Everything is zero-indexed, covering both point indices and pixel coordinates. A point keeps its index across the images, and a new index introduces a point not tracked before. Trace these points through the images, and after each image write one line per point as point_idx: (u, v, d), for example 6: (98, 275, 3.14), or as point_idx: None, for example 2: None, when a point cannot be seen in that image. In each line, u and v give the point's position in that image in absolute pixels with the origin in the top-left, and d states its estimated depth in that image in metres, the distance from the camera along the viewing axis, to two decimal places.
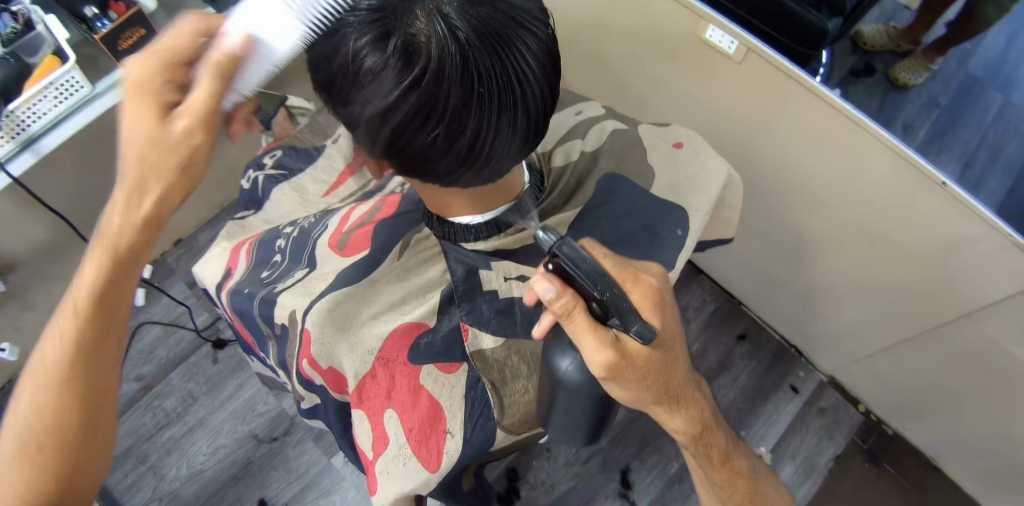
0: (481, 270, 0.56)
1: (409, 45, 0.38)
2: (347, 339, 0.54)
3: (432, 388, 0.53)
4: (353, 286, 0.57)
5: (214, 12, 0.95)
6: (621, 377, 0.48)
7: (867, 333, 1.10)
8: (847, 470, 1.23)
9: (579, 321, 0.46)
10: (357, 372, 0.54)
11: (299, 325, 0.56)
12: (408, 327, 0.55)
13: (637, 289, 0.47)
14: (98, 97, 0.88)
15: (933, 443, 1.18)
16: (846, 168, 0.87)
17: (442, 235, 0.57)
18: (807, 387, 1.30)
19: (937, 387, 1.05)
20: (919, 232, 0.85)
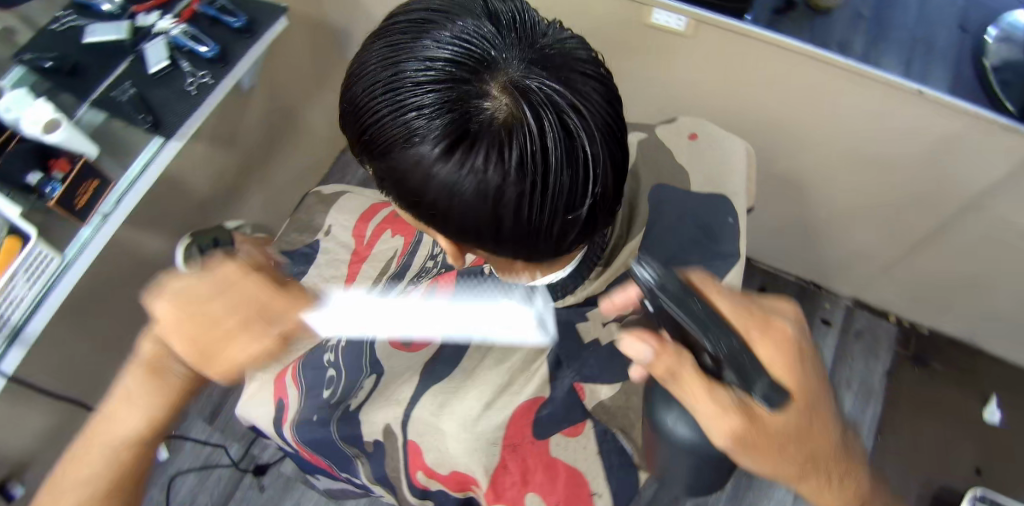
0: (578, 322, 0.52)
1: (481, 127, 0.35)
2: (466, 438, 0.49)
3: (567, 457, 0.52)
4: (449, 382, 0.53)
5: (161, 139, 0.87)
6: (743, 448, 0.43)
7: (880, 249, 1.14)
8: (901, 381, 1.26)
9: (691, 383, 0.43)
10: (487, 468, 0.50)
11: (400, 436, 0.53)
12: (528, 404, 0.51)
13: (764, 341, 0.46)
14: (69, 265, 0.81)
15: (967, 329, 1.23)
16: (822, 104, 0.90)
17: (527, 299, 0.53)
18: (837, 316, 1.33)
19: (959, 277, 1.09)
20: (908, 142, 0.88)
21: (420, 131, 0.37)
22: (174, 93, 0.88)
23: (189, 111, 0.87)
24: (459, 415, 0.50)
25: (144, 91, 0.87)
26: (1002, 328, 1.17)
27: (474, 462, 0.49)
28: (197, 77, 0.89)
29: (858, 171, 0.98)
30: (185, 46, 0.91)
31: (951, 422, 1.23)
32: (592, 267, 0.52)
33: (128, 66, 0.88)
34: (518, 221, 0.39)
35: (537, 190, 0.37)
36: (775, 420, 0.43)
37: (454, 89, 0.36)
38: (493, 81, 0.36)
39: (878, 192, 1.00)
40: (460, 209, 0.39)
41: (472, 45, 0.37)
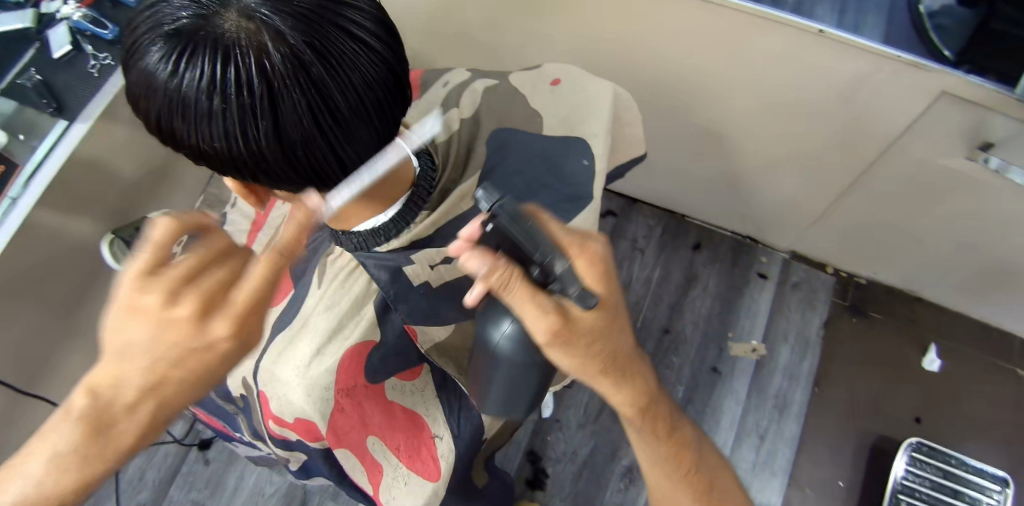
0: (405, 267, 0.53)
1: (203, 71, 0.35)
2: (302, 385, 0.52)
3: (403, 400, 0.55)
4: (292, 332, 0.55)
5: (66, 122, 0.93)
6: (561, 346, 0.45)
7: (807, 198, 1.15)
8: (837, 331, 1.29)
9: (519, 291, 0.44)
10: (324, 412, 0.53)
11: (254, 388, 0.56)
12: (357, 347, 0.53)
13: (582, 257, 0.47)
14: None
15: (900, 276, 1.25)
16: (725, 51, 0.89)
17: (355, 248, 0.54)
18: (774, 269, 1.34)
19: (888, 223, 1.10)
20: (816, 85, 0.88)
21: (159, 79, 0.36)
22: (77, 73, 0.95)
23: (92, 95, 0.94)
24: (293, 362, 0.53)
25: (47, 76, 0.93)
26: (933, 273, 1.18)
27: (310, 406, 0.52)
28: (99, 60, 0.96)
29: (772, 118, 0.99)
30: (86, 31, 0.97)
31: (890, 370, 1.25)
32: (418, 210, 0.53)
33: (32, 53, 0.94)
34: (251, 151, 0.38)
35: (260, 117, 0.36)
36: (586, 321, 0.45)
37: (183, 34, 0.34)
38: (223, 15, 0.34)
39: (795, 136, 1.00)
40: (191, 131, 0.38)
41: None
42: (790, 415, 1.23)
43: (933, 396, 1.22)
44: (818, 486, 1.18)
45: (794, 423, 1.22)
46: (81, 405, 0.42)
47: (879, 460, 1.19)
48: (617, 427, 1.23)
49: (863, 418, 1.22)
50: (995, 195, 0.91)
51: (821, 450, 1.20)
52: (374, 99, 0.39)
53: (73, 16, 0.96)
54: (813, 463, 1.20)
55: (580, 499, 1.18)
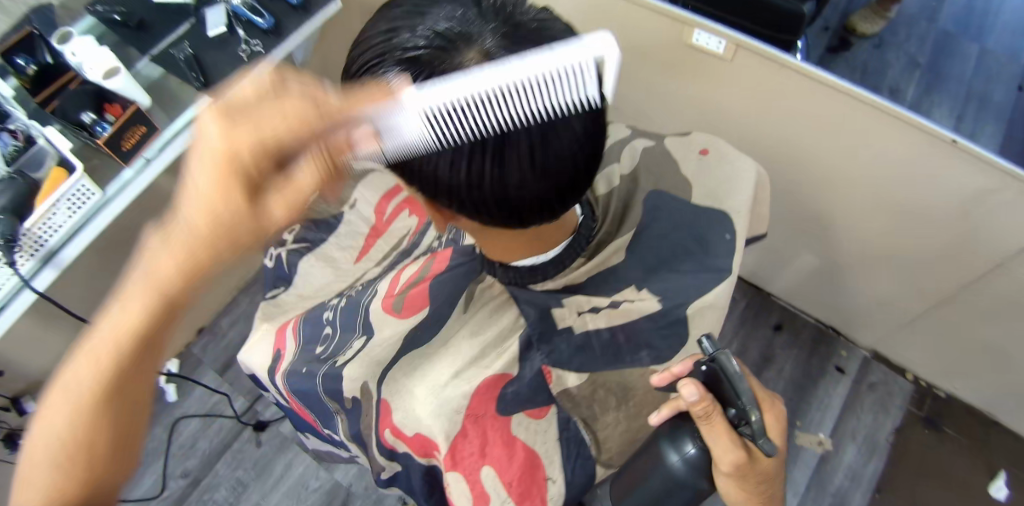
0: (553, 308, 0.58)
1: None
2: (434, 403, 0.53)
3: (525, 436, 0.55)
4: (430, 350, 0.58)
5: (209, 98, 0.97)
6: (737, 483, 0.49)
7: (899, 300, 1.11)
8: (908, 441, 1.22)
9: (717, 425, 0.48)
10: (448, 433, 0.53)
11: (376, 395, 0.57)
12: (492, 379, 0.55)
13: (770, 412, 0.54)
14: (109, 201, 0.89)
15: (987, 398, 1.18)
16: (849, 139, 0.88)
17: (508, 282, 0.59)
18: (852, 366, 1.29)
19: (984, 342, 1.05)
20: (934, 192, 0.87)
21: None
22: (227, 53, 0.97)
23: (235, 74, 0.95)
24: (431, 380, 0.55)
25: (199, 51, 0.97)
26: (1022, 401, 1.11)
27: (437, 424, 0.53)
28: (250, 45, 0.97)
29: (882, 215, 0.97)
30: (243, 16, 1.00)
31: (962, 496, 1.17)
32: (575, 256, 0.57)
33: (189, 28, 0.99)
34: (462, 175, 0.41)
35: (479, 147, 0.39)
36: (764, 466, 0.49)
37: (427, 59, 0.37)
38: (467, 48, 0.37)
39: (901, 236, 0.98)
40: (408, 148, 0.41)
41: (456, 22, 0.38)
42: None
43: None
44: None
45: None
46: (175, 218, 0.40)
47: None
48: None
49: None
50: None
51: None
52: (577, 139, 0.41)
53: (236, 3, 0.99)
54: None
55: None
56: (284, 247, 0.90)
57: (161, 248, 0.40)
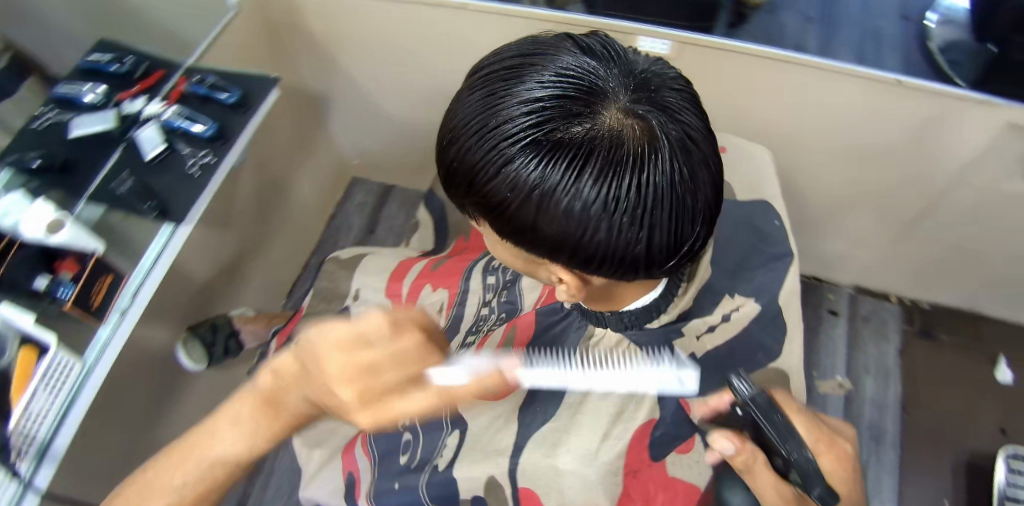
0: (675, 339, 0.57)
1: (590, 147, 0.37)
2: (592, 469, 0.56)
3: (684, 475, 0.58)
4: (564, 420, 0.60)
5: (171, 226, 0.88)
6: None
7: (869, 233, 1.21)
8: (913, 358, 1.31)
9: (757, 472, 0.50)
10: (610, 496, 0.56)
11: (507, 484, 0.61)
12: (642, 428, 0.57)
13: (829, 455, 0.52)
14: (90, 370, 0.79)
15: (965, 297, 1.30)
16: (800, 103, 0.96)
17: (624, 328, 0.57)
18: (842, 305, 1.38)
19: (953, 248, 1.16)
20: (885, 129, 0.95)
21: (534, 164, 0.39)
22: (177, 172, 0.91)
23: (197, 192, 0.89)
24: (575, 448, 0.57)
25: (142, 178, 0.89)
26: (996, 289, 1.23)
27: (595, 493, 0.56)
28: (199, 157, 0.92)
29: (842, 163, 1.05)
30: (179, 129, 0.93)
31: (975, 391, 1.27)
32: (679, 284, 0.57)
33: (122, 156, 0.90)
34: (619, 226, 0.40)
35: (627, 195, 0.39)
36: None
37: (565, 117, 0.38)
38: (600, 101, 0.39)
39: (862, 176, 1.07)
40: (555, 212, 0.40)
41: (578, 78, 0.39)
42: (886, 443, 1.23)
43: (1015, 409, 1.25)
44: None
45: (892, 452, 1.22)
46: (265, 378, 0.52)
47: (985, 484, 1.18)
48: None
49: (956, 438, 1.23)
50: None
51: (925, 480, 1.19)
52: (709, 186, 0.43)
53: (170, 119, 0.93)
54: (921, 492, 1.19)
55: None
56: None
57: (257, 402, 0.52)
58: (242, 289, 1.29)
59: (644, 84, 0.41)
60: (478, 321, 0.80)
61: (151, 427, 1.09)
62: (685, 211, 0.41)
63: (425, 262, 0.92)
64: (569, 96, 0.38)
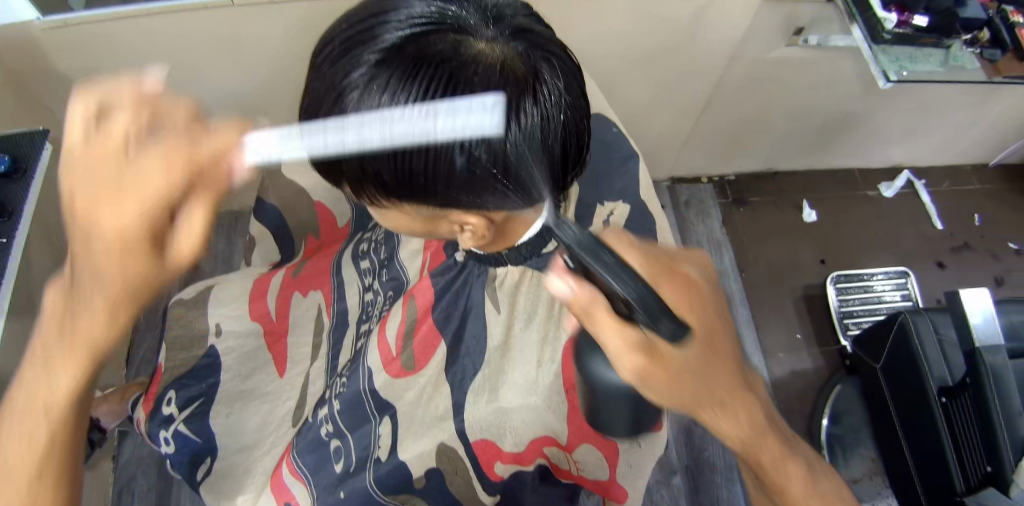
0: None
1: (481, 88, 0.37)
2: (535, 399, 0.59)
3: None
4: (495, 362, 0.62)
5: None
6: (653, 384, 0.47)
7: (675, 127, 1.37)
8: (734, 223, 1.54)
9: (602, 321, 0.45)
10: (560, 415, 0.60)
11: (460, 445, 0.62)
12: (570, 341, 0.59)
13: (671, 287, 0.48)
14: None
15: (758, 161, 1.54)
16: (590, 23, 1.03)
17: (520, 261, 0.60)
18: (665, 198, 1.56)
19: (740, 120, 1.36)
20: (666, 30, 1.07)
21: None
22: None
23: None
24: (514, 384, 0.60)
25: None
26: (780, 146, 1.48)
27: (545, 418, 0.59)
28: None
29: (639, 69, 1.17)
30: None
31: (786, 233, 1.54)
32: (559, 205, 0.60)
33: None
34: (525, 159, 0.41)
35: (524, 128, 0.40)
36: (674, 349, 0.46)
37: (447, 63, 0.37)
38: (473, 38, 0.38)
39: (658, 76, 1.19)
40: (462, 164, 0.40)
41: (442, 20, 0.38)
42: (737, 303, 1.44)
43: (825, 240, 1.53)
44: (784, 346, 1.41)
45: (744, 308, 1.43)
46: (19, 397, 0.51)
47: (812, 304, 1.46)
48: None
49: (790, 280, 1.49)
50: (812, 67, 1.20)
51: (770, 318, 1.44)
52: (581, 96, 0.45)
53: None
54: (769, 329, 1.43)
55: None
56: (176, 422, 0.76)
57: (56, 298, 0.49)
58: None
59: (503, 13, 0.41)
60: (368, 306, 0.76)
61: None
62: (571, 128, 0.44)
63: (286, 270, 0.86)
64: (433, 38, 0.37)
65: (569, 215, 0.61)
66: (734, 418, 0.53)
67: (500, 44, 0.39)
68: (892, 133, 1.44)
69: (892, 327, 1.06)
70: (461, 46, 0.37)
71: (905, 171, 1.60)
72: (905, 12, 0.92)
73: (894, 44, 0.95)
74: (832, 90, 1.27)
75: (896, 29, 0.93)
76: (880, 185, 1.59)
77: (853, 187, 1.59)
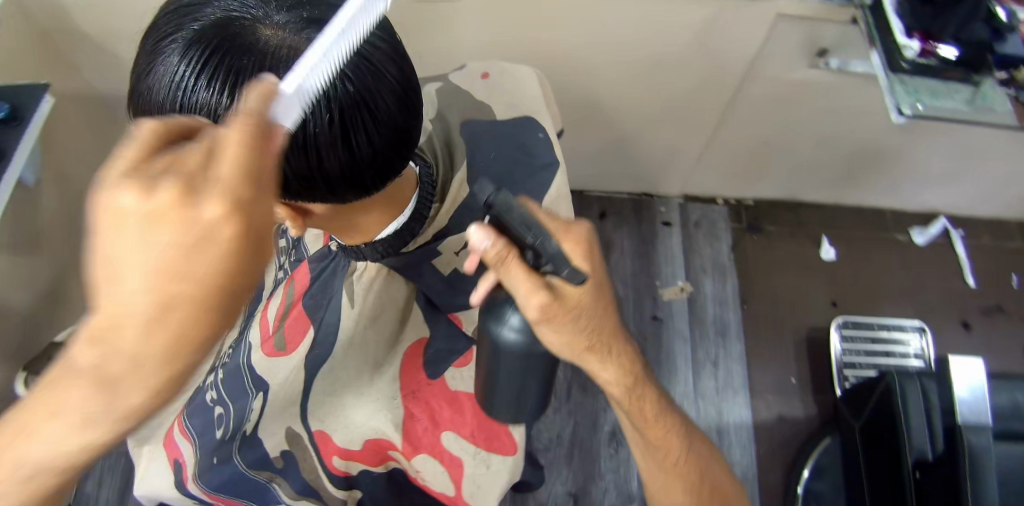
0: (433, 260, 0.62)
1: (256, 79, 0.38)
2: (369, 399, 0.60)
3: (465, 386, 0.60)
4: (339, 354, 0.63)
5: None
6: (551, 327, 0.47)
7: (689, 143, 1.31)
8: (744, 250, 1.46)
9: (514, 269, 0.44)
10: (396, 420, 0.60)
11: (304, 432, 0.63)
12: (415, 345, 0.62)
13: (570, 241, 0.49)
14: None
15: (778, 188, 1.46)
16: (589, 26, 0.99)
17: (379, 257, 0.62)
18: (674, 216, 1.50)
19: (759, 142, 1.28)
20: (673, 41, 1.02)
21: (207, 104, 0.39)
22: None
23: None
24: (350, 379, 0.61)
25: None
26: (801, 175, 1.39)
27: (380, 420, 0.60)
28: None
29: (647, 79, 1.12)
30: None
31: (798, 268, 1.45)
32: (429, 205, 0.62)
33: None
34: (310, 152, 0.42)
35: (283, 121, 0.40)
36: (578, 297, 0.47)
37: (228, 51, 0.37)
38: (262, 29, 0.38)
39: (667, 88, 1.14)
40: None
41: (237, 11, 0.38)
42: (731, 333, 1.37)
43: (840, 282, 1.43)
44: (775, 386, 1.33)
45: (737, 341, 1.36)
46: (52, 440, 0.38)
47: (815, 346, 1.37)
48: (589, 399, 1.29)
49: (794, 319, 1.40)
50: (840, 94, 1.11)
51: (765, 355, 1.36)
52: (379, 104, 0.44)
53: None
54: (763, 366, 1.35)
55: (581, 476, 1.22)
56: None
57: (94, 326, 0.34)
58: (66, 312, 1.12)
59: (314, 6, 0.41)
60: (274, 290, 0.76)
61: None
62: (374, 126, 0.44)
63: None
64: (223, 26, 0.38)
65: (439, 218, 0.63)
66: (611, 364, 0.55)
67: (292, 37, 0.38)
68: (931, 174, 1.32)
69: (879, 384, 0.97)
70: (246, 35, 0.38)
71: (942, 218, 1.47)
72: (929, 41, 0.81)
73: (914, 75, 0.81)
74: (861, 121, 1.18)
75: (917, 57, 0.81)
76: (911, 230, 1.48)
77: (880, 229, 1.48)
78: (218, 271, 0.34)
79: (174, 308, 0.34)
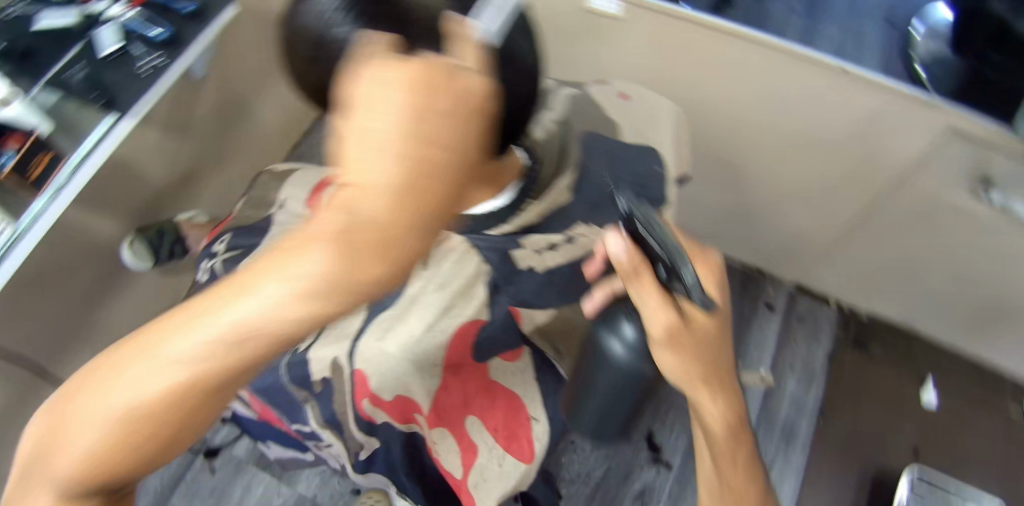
0: (513, 251, 0.65)
1: (387, 31, 0.43)
2: (413, 361, 0.60)
3: (504, 377, 0.66)
4: (398, 308, 0.63)
5: (115, 116, 0.86)
6: (672, 349, 0.49)
7: (817, 233, 1.23)
8: (840, 361, 1.34)
9: (645, 282, 0.49)
10: (432, 391, 0.63)
11: (347, 368, 0.62)
12: (467, 325, 0.62)
13: (703, 268, 0.53)
14: (23, 233, 0.79)
15: (898, 311, 1.33)
16: (751, 84, 0.96)
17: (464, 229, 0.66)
18: (780, 302, 1.41)
19: (897, 257, 1.17)
20: (831, 124, 0.97)
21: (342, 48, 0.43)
22: (128, 65, 0.90)
23: (146, 89, 0.88)
24: (401, 336, 0.60)
25: (97, 72, 0.88)
26: (931, 307, 1.26)
27: (416, 386, 0.61)
28: (150, 56, 0.91)
29: (794, 154, 1.06)
30: (137, 31, 0.92)
31: (893, 402, 1.31)
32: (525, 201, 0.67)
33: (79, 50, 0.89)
34: None
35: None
36: (704, 325, 0.49)
37: (370, 8, 0.43)
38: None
39: (814, 169, 1.07)
40: None
41: None
42: (798, 442, 1.26)
43: (935, 432, 1.28)
44: None
45: (802, 451, 1.25)
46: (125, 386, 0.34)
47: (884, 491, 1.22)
48: (629, 448, 1.24)
49: (870, 453, 1.26)
50: (1006, 235, 0.99)
51: (825, 477, 1.24)
52: (505, 98, 0.49)
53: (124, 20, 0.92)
54: (820, 488, 1.23)
55: None
56: (215, 260, 0.83)
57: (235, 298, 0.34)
58: (192, 197, 1.25)
59: None
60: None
61: (77, 313, 1.05)
62: None
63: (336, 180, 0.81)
64: None
65: (534, 213, 0.68)
66: (721, 406, 0.53)
67: (426, 5, 0.43)
68: None
69: None
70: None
71: None
72: None
73: None
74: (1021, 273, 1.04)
75: None
76: None
77: (1003, 394, 1.30)
78: (371, 280, 0.34)
79: (323, 318, 0.35)
